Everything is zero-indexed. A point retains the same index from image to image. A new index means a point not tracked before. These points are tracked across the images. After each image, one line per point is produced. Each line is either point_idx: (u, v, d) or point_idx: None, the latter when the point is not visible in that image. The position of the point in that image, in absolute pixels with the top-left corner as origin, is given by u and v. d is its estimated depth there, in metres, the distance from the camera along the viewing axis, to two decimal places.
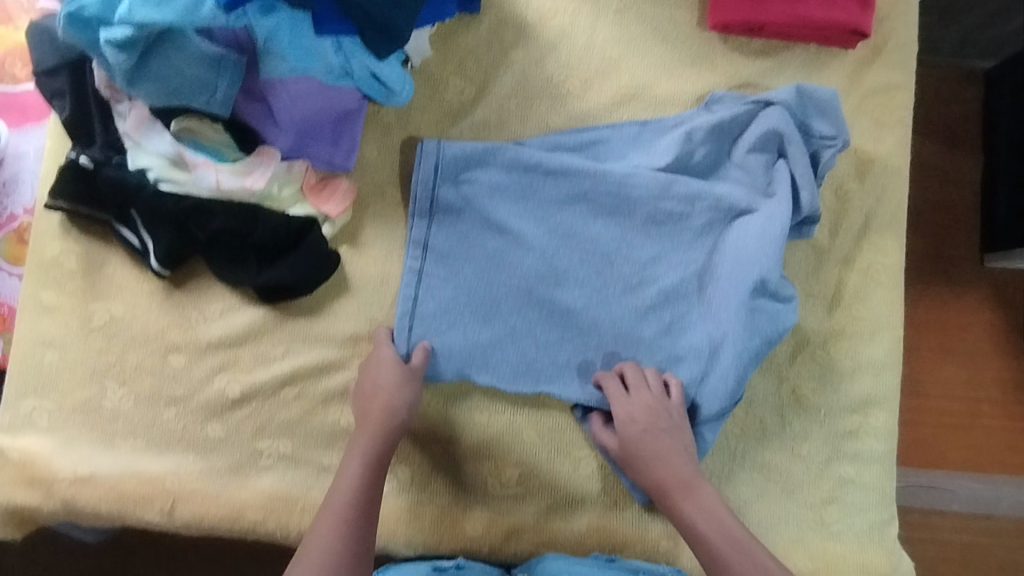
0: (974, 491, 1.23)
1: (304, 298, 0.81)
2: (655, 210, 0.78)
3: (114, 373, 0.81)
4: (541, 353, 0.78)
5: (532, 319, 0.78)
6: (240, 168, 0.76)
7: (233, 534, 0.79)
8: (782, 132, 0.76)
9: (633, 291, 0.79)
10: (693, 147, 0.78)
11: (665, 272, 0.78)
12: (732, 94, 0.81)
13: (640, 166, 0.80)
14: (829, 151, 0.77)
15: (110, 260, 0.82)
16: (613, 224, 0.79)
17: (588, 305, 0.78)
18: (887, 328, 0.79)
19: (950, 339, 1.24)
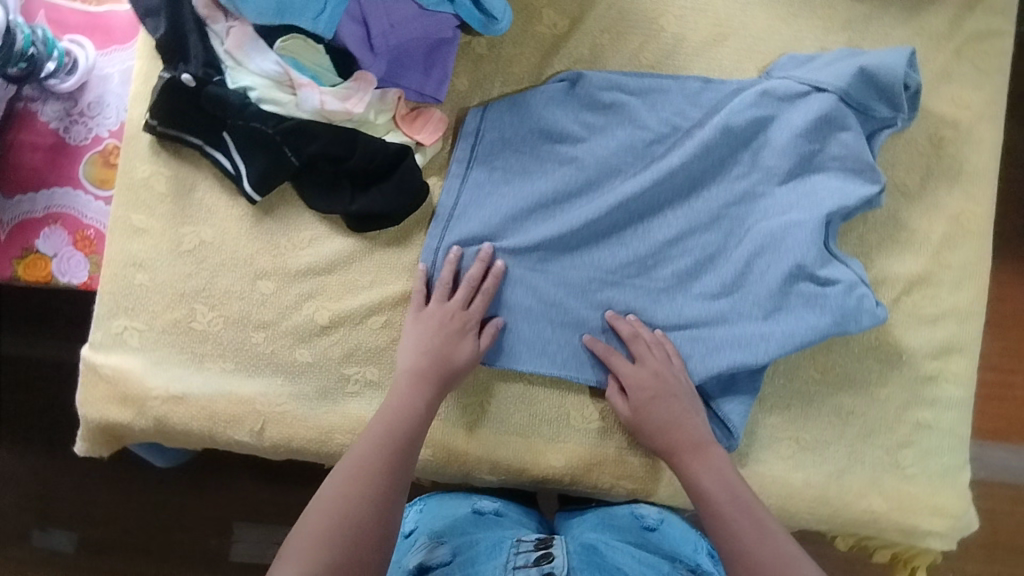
0: None
1: (394, 228, 0.81)
2: (692, 180, 0.80)
3: (204, 296, 0.82)
4: (562, 308, 0.80)
5: (559, 274, 0.81)
6: (341, 91, 0.75)
7: (318, 456, 0.81)
8: (834, 115, 0.75)
9: (664, 256, 0.80)
10: (740, 116, 0.78)
11: (696, 240, 0.80)
12: (798, 58, 0.80)
13: (687, 124, 0.81)
14: (885, 131, 0.76)
15: (200, 183, 0.82)
16: (650, 187, 0.80)
17: (616, 267, 0.80)
18: (973, 276, 0.79)
19: None
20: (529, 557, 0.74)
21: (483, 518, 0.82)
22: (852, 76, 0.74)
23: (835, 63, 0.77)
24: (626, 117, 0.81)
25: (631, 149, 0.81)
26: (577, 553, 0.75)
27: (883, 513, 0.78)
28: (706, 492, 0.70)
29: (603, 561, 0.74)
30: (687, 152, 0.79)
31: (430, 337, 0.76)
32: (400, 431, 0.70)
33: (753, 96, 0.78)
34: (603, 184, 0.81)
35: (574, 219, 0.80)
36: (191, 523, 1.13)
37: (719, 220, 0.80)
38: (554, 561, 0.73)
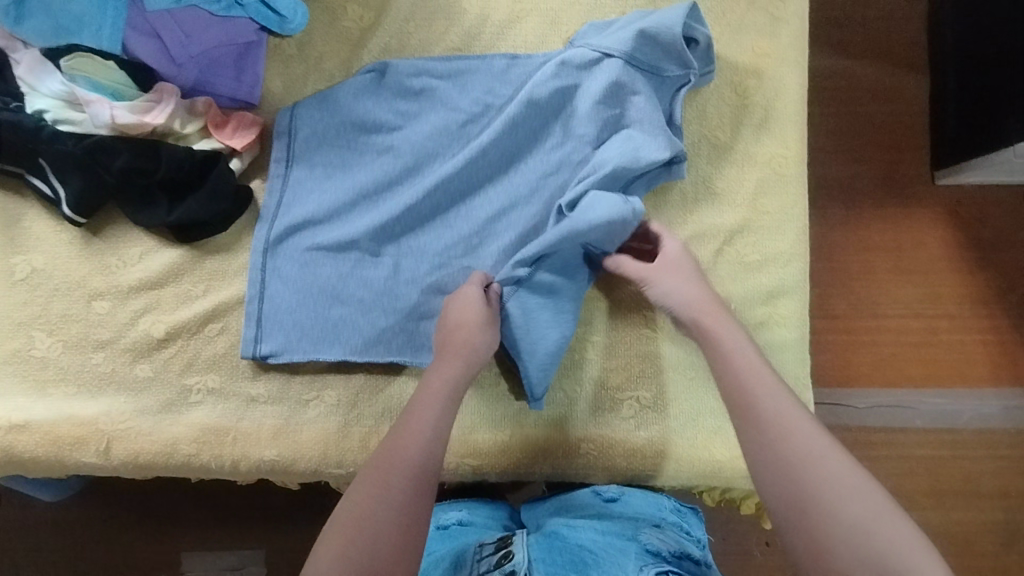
0: (933, 407, 1.25)
1: (220, 234, 0.82)
2: (506, 155, 0.81)
3: (40, 323, 0.82)
4: (390, 296, 0.80)
5: (385, 262, 0.81)
6: (139, 105, 0.77)
7: (170, 469, 0.81)
8: (624, 79, 0.77)
9: (487, 231, 0.81)
10: (542, 86, 0.79)
11: (518, 213, 0.81)
12: (596, 27, 0.81)
13: (497, 101, 0.82)
14: (684, 89, 0.78)
15: (27, 212, 0.83)
16: (465, 166, 0.80)
17: (441, 249, 0.81)
18: (792, 220, 0.80)
19: (904, 258, 1.28)
20: (491, 561, 0.72)
21: (447, 533, 0.83)
22: (635, 38, 0.76)
23: (623, 28, 0.79)
24: (437, 101, 0.82)
25: (446, 131, 0.82)
26: (538, 543, 0.74)
27: (726, 461, 0.80)
28: (739, 383, 0.63)
29: (564, 543, 0.73)
30: (495, 128, 0.79)
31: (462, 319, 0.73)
32: (428, 421, 0.64)
33: (553, 66, 0.80)
34: (423, 169, 0.82)
35: (394, 205, 0.80)
36: (98, 554, 1.13)
37: (537, 191, 0.80)
38: (514, 557, 0.71)
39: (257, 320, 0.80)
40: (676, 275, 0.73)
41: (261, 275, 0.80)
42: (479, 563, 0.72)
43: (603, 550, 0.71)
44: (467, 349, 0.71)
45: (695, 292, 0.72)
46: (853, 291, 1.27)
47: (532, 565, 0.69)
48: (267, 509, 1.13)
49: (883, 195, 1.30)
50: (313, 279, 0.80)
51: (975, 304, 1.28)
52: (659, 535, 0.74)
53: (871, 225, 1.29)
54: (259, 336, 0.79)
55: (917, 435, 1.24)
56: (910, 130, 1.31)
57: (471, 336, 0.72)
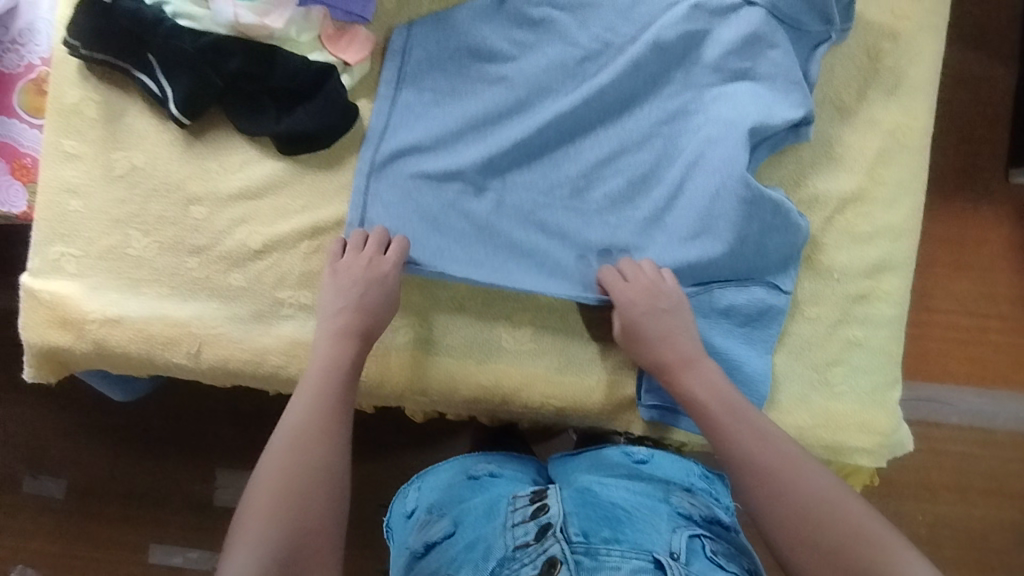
0: (977, 405, 1.25)
1: (324, 150, 0.81)
2: (624, 99, 0.79)
3: (137, 222, 0.82)
4: (493, 234, 0.78)
5: (489, 197, 0.79)
6: (259, 7, 0.75)
7: (255, 379, 0.83)
8: (762, 31, 0.75)
9: (595, 177, 0.79)
10: (673, 28, 0.77)
11: (629, 161, 0.79)
12: None
13: (620, 41, 0.79)
14: (822, 47, 0.76)
15: (130, 108, 0.82)
16: (581, 106, 0.78)
17: (547, 190, 0.79)
18: (907, 195, 0.78)
19: (966, 255, 1.26)
20: (526, 512, 0.73)
21: (478, 483, 0.79)
22: None
23: None
24: (555, 33, 0.80)
25: (561, 65, 0.79)
26: (571, 497, 0.75)
27: (809, 429, 0.78)
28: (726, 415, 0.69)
29: (597, 500, 0.75)
30: (617, 69, 0.77)
31: (347, 286, 0.74)
32: (332, 410, 0.70)
33: (685, 10, 0.77)
34: (534, 104, 0.80)
35: (503, 140, 0.79)
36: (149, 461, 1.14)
37: (651, 139, 0.79)
38: (551, 510, 0.72)
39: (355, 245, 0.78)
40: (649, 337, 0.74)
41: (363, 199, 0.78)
42: (514, 511, 0.74)
43: (636, 508, 0.73)
44: (362, 335, 0.74)
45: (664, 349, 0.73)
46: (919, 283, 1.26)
47: (567, 518, 0.71)
48: None
49: (955, 185, 1.27)
50: (414, 210, 0.79)
51: None
52: (690, 499, 0.77)
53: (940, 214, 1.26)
54: None
55: (964, 432, 1.25)
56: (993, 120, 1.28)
57: (371, 311, 0.75)
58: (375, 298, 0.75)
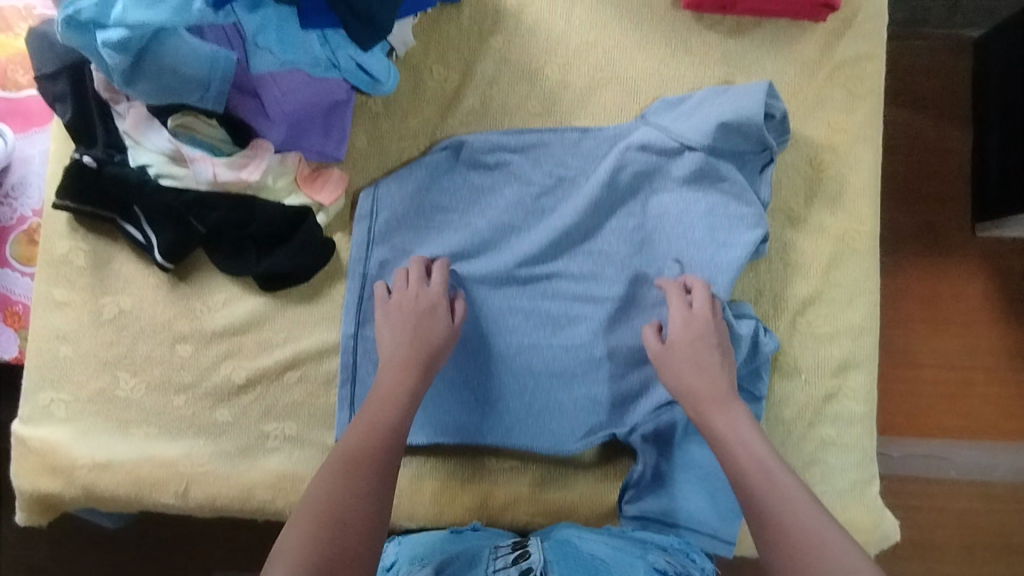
0: (970, 458, 1.25)
1: (303, 285, 0.84)
2: (586, 235, 0.84)
3: (125, 364, 0.84)
4: (480, 375, 0.83)
5: (473, 340, 0.83)
6: (236, 161, 0.79)
7: (244, 512, 0.83)
8: (706, 167, 0.80)
9: (572, 313, 0.83)
10: (622, 167, 0.82)
11: (602, 294, 0.83)
12: (666, 103, 0.83)
13: (576, 180, 0.84)
14: (770, 166, 0.81)
15: (116, 255, 0.86)
16: (547, 246, 0.83)
17: (528, 328, 0.83)
18: (863, 295, 0.82)
19: (944, 308, 1.27)
20: (507, 558, 0.68)
21: (460, 536, 0.75)
22: (718, 126, 0.78)
23: (698, 113, 0.81)
24: (513, 178, 0.85)
25: (523, 208, 0.84)
26: (551, 546, 0.69)
27: None
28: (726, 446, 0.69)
29: (578, 549, 0.69)
30: (576, 210, 0.82)
31: (406, 324, 0.78)
32: (383, 443, 0.69)
33: (632, 149, 0.82)
34: (502, 246, 0.84)
35: (479, 285, 0.83)
36: None
37: (620, 269, 0.83)
38: (531, 557, 0.67)
39: (350, 404, 0.82)
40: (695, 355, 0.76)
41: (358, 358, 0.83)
42: (495, 560, 0.69)
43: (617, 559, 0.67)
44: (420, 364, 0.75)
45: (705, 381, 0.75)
46: (894, 339, 1.28)
47: (547, 565, 0.65)
48: None
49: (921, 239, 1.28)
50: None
51: (1016, 359, 1.26)
52: (667, 558, 0.70)
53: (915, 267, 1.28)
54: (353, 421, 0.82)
55: (954, 493, 1.26)
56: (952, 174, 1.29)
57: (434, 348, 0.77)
58: (431, 335, 0.77)
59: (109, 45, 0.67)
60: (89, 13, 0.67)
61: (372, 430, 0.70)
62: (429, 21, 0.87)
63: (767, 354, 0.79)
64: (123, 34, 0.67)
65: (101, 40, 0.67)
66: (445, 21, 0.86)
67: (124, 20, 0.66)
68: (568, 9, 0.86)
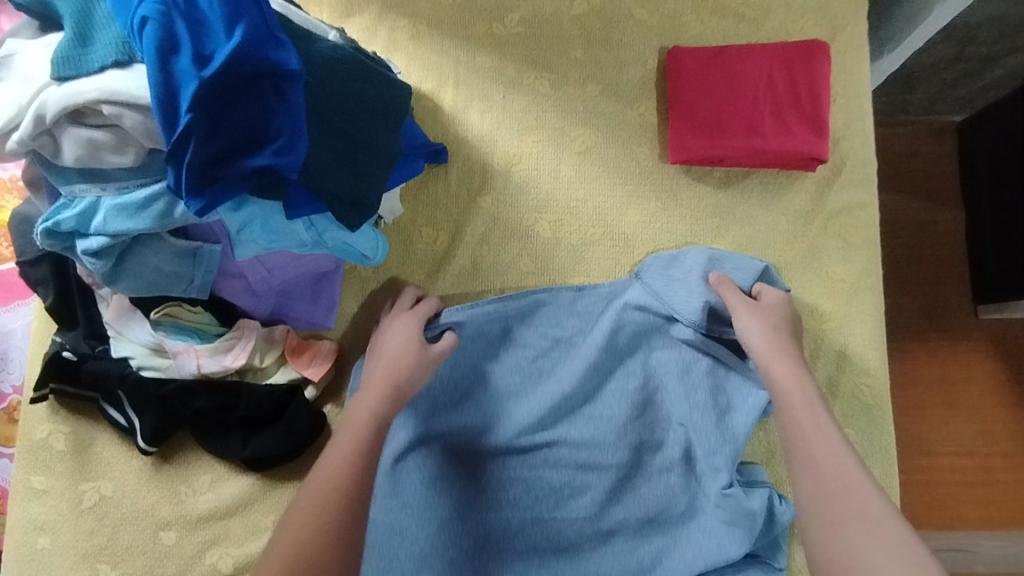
0: (1000, 552, 1.19)
1: (292, 462, 0.81)
2: (586, 397, 0.80)
3: (106, 555, 0.80)
4: (482, 556, 0.78)
5: (474, 518, 0.78)
6: (220, 346, 0.77)
7: None
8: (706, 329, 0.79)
9: (576, 483, 0.79)
10: (620, 329, 0.81)
11: (606, 462, 0.78)
12: (659, 260, 0.82)
13: (573, 340, 0.82)
14: None
15: (98, 436, 0.82)
16: (546, 412, 0.79)
17: (530, 501, 0.79)
18: (877, 453, 0.79)
19: (953, 394, 1.23)
20: None
21: None
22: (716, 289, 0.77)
23: (693, 272, 0.80)
24: (508, 340, 0.82)
25: (518, 372, 0.81)
26: None
27: None
28: (803, 443, 0.65)
29: None
30: (574, 373, 0.80)
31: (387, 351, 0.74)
32: (369, 440, 0.66)
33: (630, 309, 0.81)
34: (498, 413, 0.81)
35: (477, 456, 0.80)
36: None
37: (624, 434, 0.79)
38: None
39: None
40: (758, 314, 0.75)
41: None
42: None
43: None
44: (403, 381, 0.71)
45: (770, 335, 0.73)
46: (911, 428, 1.23)
47: None
48: None
49: (930, 330, 1.24)
50: (402, 543, 0.76)
51: None
52: None
53: (920, 358, 1.24)
54: None
55: None
56: (949, 262, 1.26)
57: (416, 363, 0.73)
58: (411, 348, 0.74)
59: (89, 253, 0.66)
60: (70, 223, 0.66)
61: (357, 426, 0.67)
62: (419, 184, 0.87)
63: (784, 523, 0.76)
64: (103, 242, 0.66)
65: (82, 248, 0.67)
66: (434, 183, 0.87)
67: (104, 230, 0.65)
68: (556, 165, 0.86)
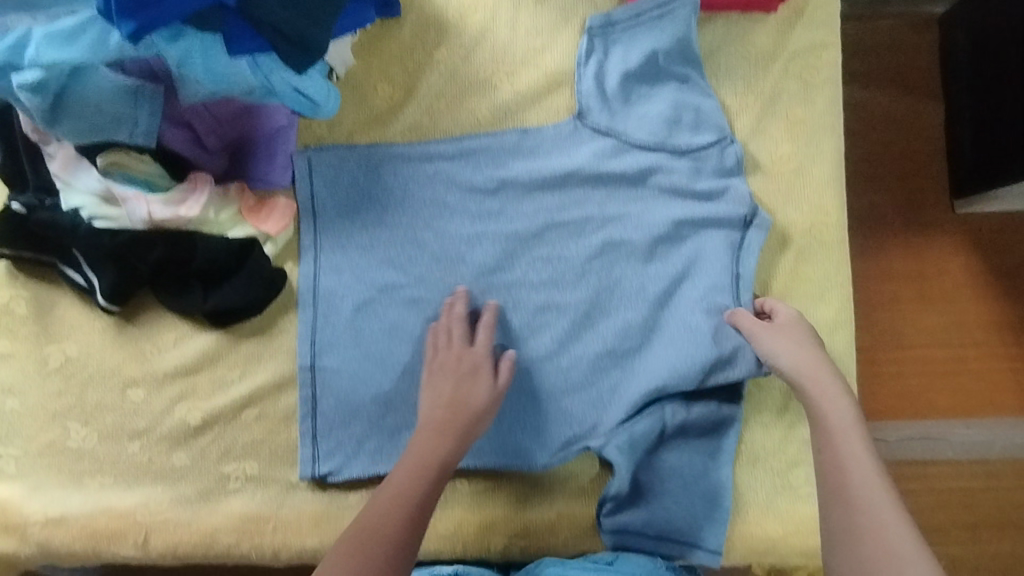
0: (970, 439, 1.13)
1: (255, 318, 0.81)
2: (539, 238, 0.82)
3: (76, 414, 0.81)
4: None
5: None
6: (174, 197, 0.76)
7: (210, 559, 0.80)
8: (655, 163, 0.81)
9: (533, 321, 0.81)
10: (567, 167, 0.81)
11: (562, 300, 0.81)
12: (597, 94, 0.81)
13: (521, 182, 0.82)
14: (715, 147, 0.80)
15: (60, 301, 0.82)
16: (499, 252, 0.81)
17: (488, 340, 0.80)
18: (836, 289, 0.80)
19: (929, 286, 1.15)
20: None
21: None
22: (665, 123, 0.80)
23: (642, 110, 0.81)
24: (456, 186, 0.82)
25: (471, 217, 0.82)
26: None
27: (781, 537, 0.77)
28: (839, 474, 0.67)
29: None
30: (526, 214, 0.82)
31: (443, 390, 0.74)
32: (433, 466, 0.70)
33: (572, 148, 0.82)
34: (454, 257, 0.81)
35: (434, 301, 0.81)
36: None
37: (580, 274, 0.81)
38: None
39: (312, 438, 0.79)
40: (788, 338, 0.74)
41: (317, 389, 0.80)
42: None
43: None
44: (460, 433, 0.73)
45: (800, 353, 0.73)
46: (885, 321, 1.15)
47: None
48: None
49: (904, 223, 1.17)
50: (369, 390, 0.80)
51: (1004, 332, 1.15)
52: None
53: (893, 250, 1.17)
54: (317, 455, 0.79)
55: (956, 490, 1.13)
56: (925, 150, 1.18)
57: (473, 404, 0.74)
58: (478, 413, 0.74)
59: (24, 87, 0.65)
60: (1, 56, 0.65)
61: (414, 454, 0.71)
62: (371, 38, 0.84)
63: (752, 363, 0.77)
64: (40, 75, 0.65)
65: (16, 82, 0.65)
66: (387, 38, 0.84)
67: (39, 61, 0.65)
68: (513, 15, 0.84)
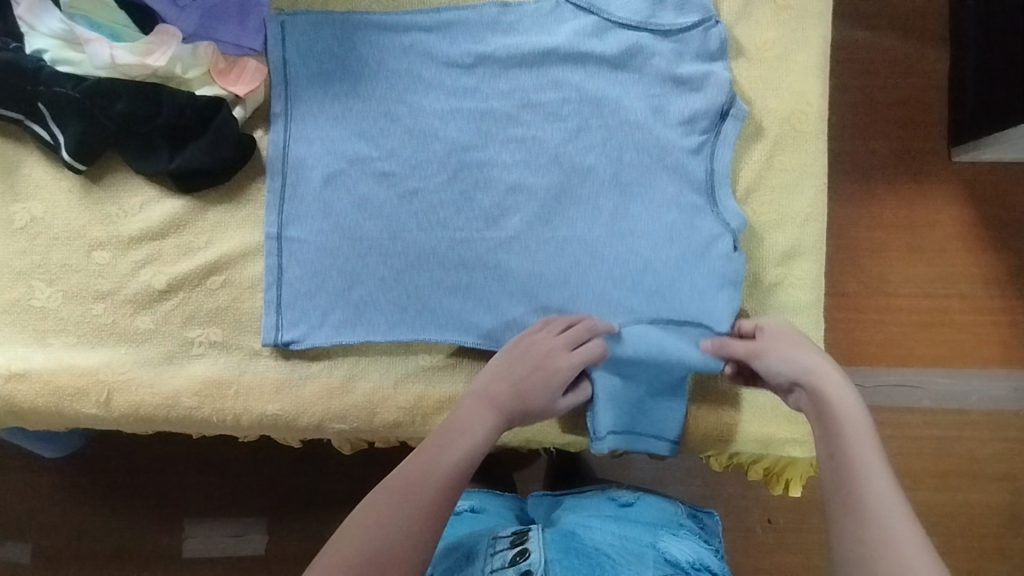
0: (947, 387, 1.10)
1: (223, 184, 0.80)
2: (515, 117, 0.80)
3: (40, 273, 0.80)
4: (409, 270, 0.79)
5: (403, 234, 0.79)
6: (140, 48, 0.75)
7: (172, 422, 0.80)
8: (637, 42, 0.79)
9: (503, 202, 0.79)
10: (547, 45, 0.79)
11: (534, 182, 0.79)
12: None
13: (499, 59, 0.80)
14: (701, 29, 0.78)
15: (27, 159, 0.81)
16: (473, 129, 0.80)
17: (456, 218, 0.79)
18: (810, 179, 0.79)
19: (917, 235, 1.12)
20: (506, 557, 0.72)
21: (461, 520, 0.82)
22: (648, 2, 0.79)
23: None
24: (433, 59, 0.80)
25: (446, 92, 0.80)
26: (554, 541, 0.73)
27: (737, 424, 0.78)
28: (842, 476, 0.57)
29: (583, 544, 0.72)
30: (502, 91, 0.80)
31: (516, 364, 0.71)
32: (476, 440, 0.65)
33: (553, 27, 0.80)
34: (425, 132, 0.80)
35: (404, 175, 0.79)
36: (74, 526, 1.08)
37: (553, 155, 0.79)
38: (530, 556, 0.71)
39: (276, 307, 0.79)
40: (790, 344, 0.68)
41: (282, 258, 0.79)
42: (493, 557, 0.72)
43: (621, 553, 0.71)
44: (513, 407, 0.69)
45: (805, 358, 0.67)
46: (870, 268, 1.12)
47: (547, 564, 0.69)
48: (267, 475, 1.08)
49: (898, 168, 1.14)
50: (334, 263, 0.79)
51: (990, 286, 1.12)
52: (678, 543, 0.75)
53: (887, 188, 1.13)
54: (280, 322, 0.78)
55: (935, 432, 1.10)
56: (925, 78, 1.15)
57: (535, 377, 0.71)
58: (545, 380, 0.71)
59: None
60: None
61: (461, 423, 0.66)
62: None
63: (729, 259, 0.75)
64: None
65: None
66: None
67: None
68: None
